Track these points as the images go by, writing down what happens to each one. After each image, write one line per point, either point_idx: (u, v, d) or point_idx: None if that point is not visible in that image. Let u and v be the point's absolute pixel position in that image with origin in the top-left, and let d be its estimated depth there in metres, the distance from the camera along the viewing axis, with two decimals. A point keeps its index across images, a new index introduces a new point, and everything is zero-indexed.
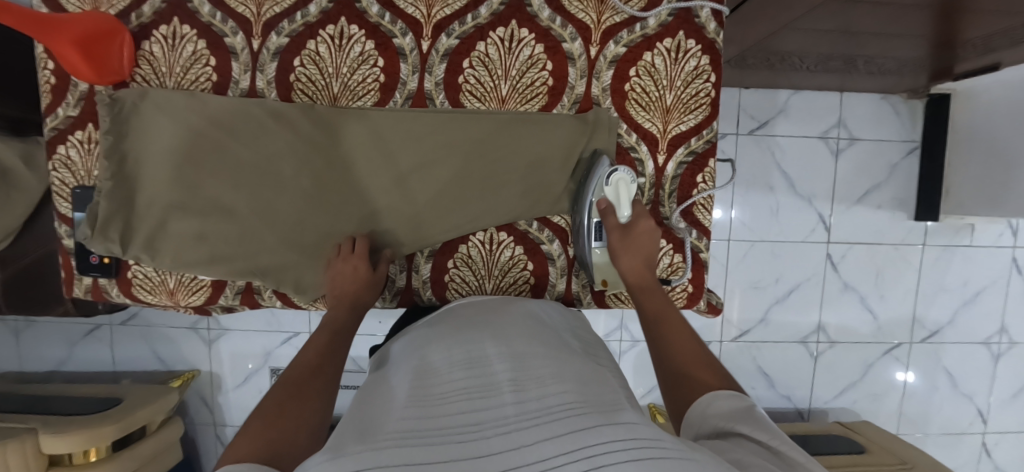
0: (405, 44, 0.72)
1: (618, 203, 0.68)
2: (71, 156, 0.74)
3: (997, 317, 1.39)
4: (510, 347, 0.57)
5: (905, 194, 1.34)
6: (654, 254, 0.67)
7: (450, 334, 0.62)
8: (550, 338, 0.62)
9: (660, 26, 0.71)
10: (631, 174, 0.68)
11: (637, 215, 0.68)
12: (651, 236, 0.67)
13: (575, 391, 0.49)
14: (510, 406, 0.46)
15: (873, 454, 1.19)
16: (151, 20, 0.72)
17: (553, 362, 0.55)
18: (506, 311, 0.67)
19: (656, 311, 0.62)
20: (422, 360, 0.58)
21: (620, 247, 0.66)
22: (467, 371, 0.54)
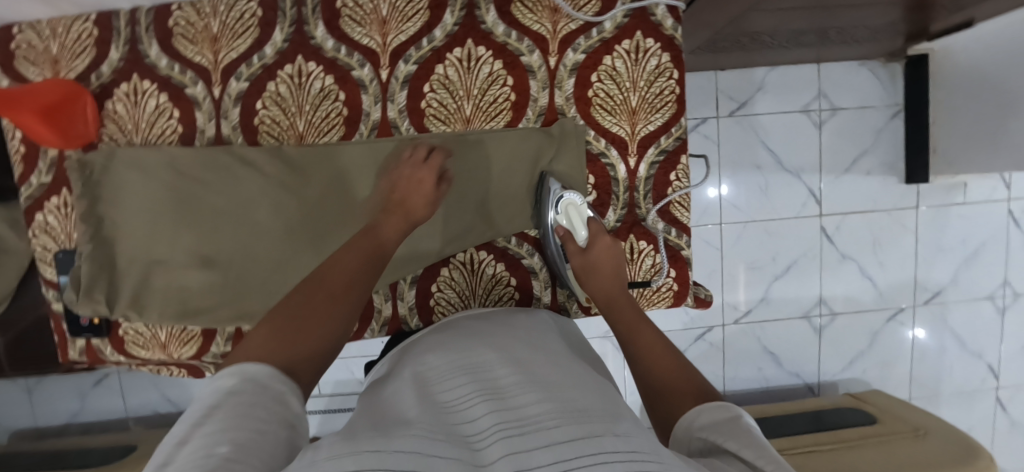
0: (364, 75, 0.71)
1: (574, 226, 0.68)
2: (50, 222, 0.75)
3: (999, 272, 1.37)
4: (515, 355, 0.57)
5: (893, 158, 1.33)
6: (621, 271, 0.68)
7: (450, 346, 0.61)
8: (558, 349, 0.61)
9: (616, 29, 0.71)
10: (579, 197, 0.69)
11: (593, 233, 0.69)
12: (613, 254, 0.68)
13: (584, 394, 0.48)
14: (514, 409, 0.44)
15: (884, 423, 1.18)
16: (112, 79, 0.73)
17: (561, 370, 0.54)
18: (518, 325, 0.66)
19: (629, 327, 0.61)
20: (425, 374, 0.56)
21: (585, 267, 0.67)
22: (469, 375, 0.53)
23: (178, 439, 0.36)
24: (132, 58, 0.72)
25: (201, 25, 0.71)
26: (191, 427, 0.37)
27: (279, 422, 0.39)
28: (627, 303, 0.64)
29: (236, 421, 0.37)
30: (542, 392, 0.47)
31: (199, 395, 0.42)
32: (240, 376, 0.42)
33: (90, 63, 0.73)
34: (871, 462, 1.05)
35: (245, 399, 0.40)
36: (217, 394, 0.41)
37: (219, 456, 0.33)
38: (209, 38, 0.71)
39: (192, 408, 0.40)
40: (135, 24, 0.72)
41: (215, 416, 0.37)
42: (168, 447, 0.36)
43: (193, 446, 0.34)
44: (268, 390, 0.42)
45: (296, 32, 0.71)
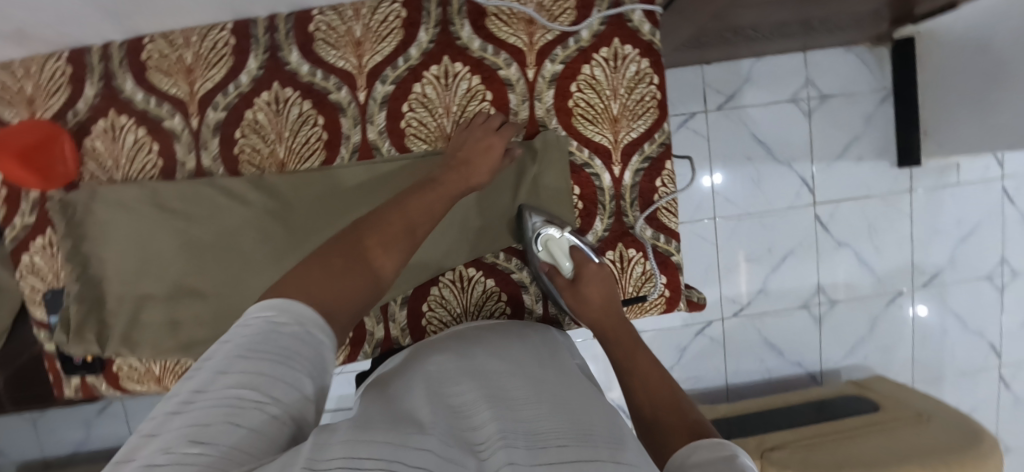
0: (342, 98, 0.71)
1: (556, 261, 0.70)
2: (36, 263, 0.75)
3: (996, 250, 1.37)
4: (526, 369, 0.57)
5: (885, 142, 1.32)
6: (613, 298, 0.68)
7: (456, 354, 0.61)
8: (571, 368, 0.61)
9: (593, 37, 0.70)
10: (558, 231, 0.69)
11: (578, 262, 0.70)
12: (603, 282, 0.68)
13: (593, 411, 0.48)
14: (521, 423, 0.44)
15: (887, 410, 1.16)
16: (88, 116, 0.72)
17: (571, 387, 0.54)
18: (529, 340, 0.66)
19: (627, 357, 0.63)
20: (439, 372, 0.56)
21: (575, 301, 0.68)
22: (478, 382, 0.53)
23: (222, 366, 0.38)
24: (108, 93, 0.72)
25: (176, 56, 0.71)
26: (233, 357, 0.39)
27: (311, 382, 0.40)
28: (622, 330, 0.66)
29: (272, 372, 0.38)
30: (554, 408, 0.48)
31: (248, 317, 0.43)
32: (288, 315, 0.43)
33: (66, 101, 0.72)
34: (877, 451, 1.03)
35: (286, 345, 0.40)
36: (265, 327, 0.42)
37: (244, 413, 0.34)
38: (183, 69, 0.71)
39: (240, 332, 0.42)
40: (108, 59, 0.71)
41: (256, 355, 0.38)
42: (212, 368, 0.38)
43: (228, 385, 0.36)
44: (310, 341, 0.43)
45: (270, 58, 0.71)
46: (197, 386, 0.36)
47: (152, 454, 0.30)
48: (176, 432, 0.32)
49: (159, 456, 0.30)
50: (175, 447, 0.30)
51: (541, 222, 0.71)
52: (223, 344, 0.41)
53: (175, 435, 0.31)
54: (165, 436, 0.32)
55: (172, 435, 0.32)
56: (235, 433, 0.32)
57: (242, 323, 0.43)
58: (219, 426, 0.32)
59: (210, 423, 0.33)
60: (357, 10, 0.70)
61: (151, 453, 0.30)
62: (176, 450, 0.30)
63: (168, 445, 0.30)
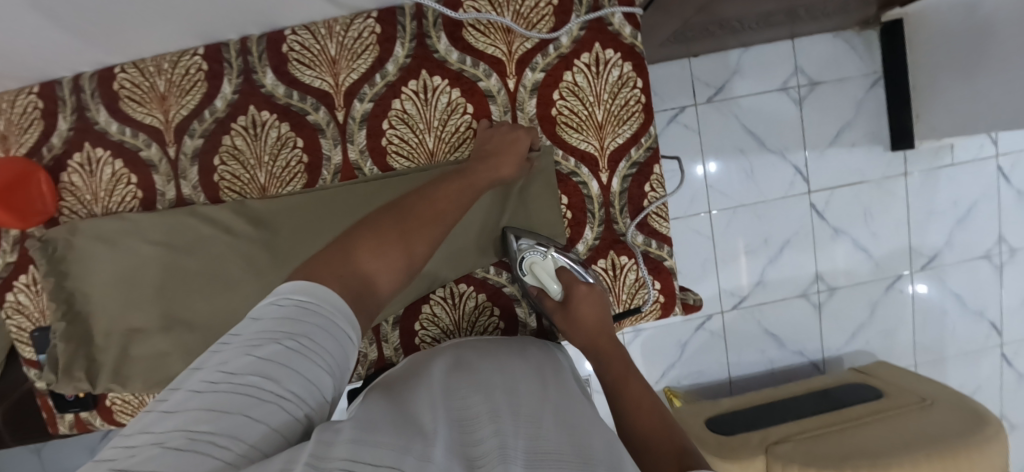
0: (320, 119, 0.70)
1: (543, 284, 0.69)
2: (21, 301, 0.73)
3: (993, 229, 1.36)
4: (532, 384, 0.57)
5: (877, 126, 1.31)
6: (606, 321, 0.68)
7: (462, 364, 0.61)
8: (570, 387, 0.60)
9: (573, 43, 0.69)
10: (542, 254, 0.69)
11: (567, 284, 0.68)
12: (594, 304, 0.67)
13: (595, 432, 0.48)
14: (521, 440, 0.43)
15: (891, 396, 1.15)
16: (63, 151, 0.71)
17: (574, 406, 0.54)
18: (531, 355, 0.66)
19: (620, 382, 0.63)
20: (448, 379, 0.56)
21: (567, 323, 0.68)
22: (484, 393, 0.52)
23: (250, 348, 0.39)
24: (82, 126, 0.70)
25: (148, 85, 0.69)
26: (261, 340, 0.39)
27: (329, 378, 0.41)
28: (616, 353, 0.66)
29: (294, 366, 0.38)
30: (558, 425, 0.47)
31: (279, 296, 0.44)
32: (317, 302, 0.43)
33: (40, 136, 0.71)
34: (881, 440, 1.02)
35: (311, 336, 0.41)
36: (296, 311, 0.42)
37: (260, 406, 0.35)
38: (157, 97, 0.70)
39: (270, 312, 0.42)
40: (79, 92, 0.70)
41: (282, 346, 0.39)
42: (241, 349, 0.39)
43: (252, 371, 0.37)
44: (335, 333, 0.43)
45: (245, 81, 0.69)
46: (222, 366, 0.38)
47: (172, 433, 0.32)
48: (196, 416, 0.33)
49: (176, 441, 0.31)
50: (193, 434, 0.32)
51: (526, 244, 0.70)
52: (254, 321, 0.42)
53: (194, 418, 0.33)
54: (186, 416, 0.33)
55: (193, 417, 0.33)
56: (248, 428, 0.34)
57: (274, 300, 0.44)
58: (237, 418, 0.34)
59: (228, 413, 0.34)
60: (330, 28, 0.68)
61: (170, 431, 0.32)
62: (193, 438, 0.31)
63: (187, 428, 0.32)
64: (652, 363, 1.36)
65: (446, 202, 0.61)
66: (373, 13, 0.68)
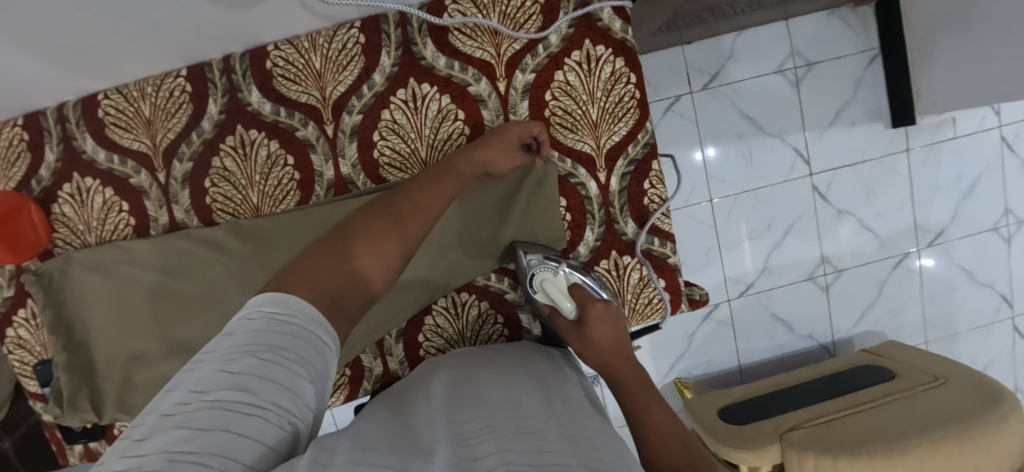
0: (309, 134, 0.68)
1: (555, 302, 0.67)
2: (22, 335, 0.73)
3: (999, 200, 1.34)
4: (533, 396, 0.56)
5: (877, 104, 1.29)
6: (623, 341, 0.65)
7: (461, 379, 0.59)
8: (575, 399, 0.59)
9: (563, 42, 0.67)
10: (552, 270, 0.67)
11: (581, 301, 0.66)
12: (610, 325, 0.65)
13: (601, 444, 0.47)
14: (525, 454, 0.42)
15: (903, 376, 1.14)
16: (52, 182, 0.70)
17: (580, 418, 0.53)
18: (534, 367, 0.64)
19: (639, 407, 0.59)
20: (452, 396, 0.55)
21: (581, 344, 0.65)
22: (485, 408, 0.51)
23: (224, 364, 0.38)
24: (69, 156, 0.69)
25: (133, 110, 0.68)
26: (235, 354, 0.38)
27: (312, 387, 0.40)
28: (632, 377, 0.62)
29: (272, 376, 0.37)
30: (563, 438, 0.46)
31: (250, 310, 0.43)
32: (289, 310, 0.42)
33: (29, 168, 0.70)
34: (896, 422, 1.01)
35: (288, 346, 0.40)
36: (268, 321, 0.41)
37: (241, 420, 0.34)
38: (143, 122, 0.68)
39: (241, 326, 0.41)
40: (64, 121, 0.69)
41: (263, 358, 0.38)
42: (214, 366, 0.38)
43: (228, 387, 0.36)
44: (312, 340, 0.42)
45: (230, 100, 0.68)
46: (197, 384, 0.37)
47: (150, 457, 0.30)
48: (173, 437, 0.32)
49: (156, 463, 0.30)
50: (172, 455, 0.30)
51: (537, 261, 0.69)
52: (224, 337, 0.41)
53: (173, 439, 0.31)
54: (162, 439, 0.32)
55: (170, 438, 0.32)
56: (231, 443, 0.32)
57: (245, 315, 0.42)
58: (217, 435, 0.32)
59: (208, 430, 0.32)
60: (313, 41, 0.67)
61: (148, 456, 0.30)
62: (172, 459, 0.30)
63: (166, 450, 0.30)
64: (661, 356, 1.36)
65: (433, 195, 0.59)
66: (356, 23, 0.66)
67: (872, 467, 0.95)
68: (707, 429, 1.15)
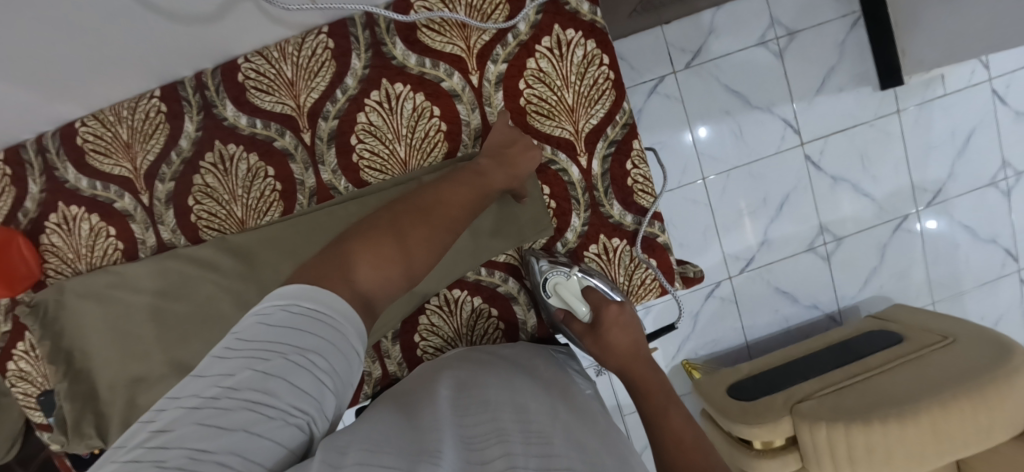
0: (287, 143, 0.68)
1: (570, 305, 0.68)
2: (24, 368, 0.73)
3: (996, 154, 1.32)
4: (536, 399, 0.56)
5: (863, 67, 1.27)
6: (640, 345, 0.66)
7: (467, 383, 0.59)
8: (581, 403, 0.60)
9: (531, 29, 0.67)
10: (566, 273, 0.67)
11: (595, 304, 0.68)
12: (626, 328, 0.66)
13: (602, 451, 0.48)
14: (532, 459, 0.42)
15: (911, 338, 1.13)
16: (38, 213, 0.70)
17: (580, 421, 0.53)
18: (539, 372, 0.65)
19: (656, 413, 0.59)
20: (459, 400, 0.55)
21: (599, 348, 0.66)
22: (493, 412, 0.51)
23: (255, 364, 0.42)
24: (52, 186, 0.70)
25: (111, 134, 0.68)
26: (267, 354, 0.43)
27: (333, 391, 0.44)
28: (651, 381, 0.63)
29: (298, 381, 0.42)
30: (563, 442, 0.46)
31: (285, 303, 0.46)
32: (325, 310, 0.46)
33: (14, 202, 0.70)
34: (907, 386, 1.00)
35: (319, 351, 0.43)
36: (304, 320, 0.45)
37: (265, 422, 0.39)
38: (122, 145, 0.69)
39: (277, 319, 0.45)
40: (44, 152, 0.69)
41: (292, 361, 0.42)
42: (245, 364, 0.42)
43: (255, 388, 0.40)
44: (342, 344, 0.46)
45: (206, 117, 0.68)
46: (225, 380, 0.41)
47: (171, 452, 0.36)
48: (195, 432, 0.37)
49: (177, 460, 0.35)
50: (193, 453, 0.35)
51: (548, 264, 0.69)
52: (259, 328, 0.44)
53: (194, 435, 0.37)
54: (185, 432, 0.37)
55: (192, 434, 0.37)
56: (253, 445, 0.37)
57: (280, 307, 0.46)
58: (239, 436, 0.37)
59: (230, 430, 0.38)
60: (282, 50, 0.67)
61: (170, 451, 0.36)
62: (194, 458, 0.35)
63: (188, 447, 0.36)
64: (667, 339, 1.35)
65: (448, 206, 0.61)
66: (324, 29, 0.67)
67: (885, 432, 0.93)
68: (719, 408, 1.14)
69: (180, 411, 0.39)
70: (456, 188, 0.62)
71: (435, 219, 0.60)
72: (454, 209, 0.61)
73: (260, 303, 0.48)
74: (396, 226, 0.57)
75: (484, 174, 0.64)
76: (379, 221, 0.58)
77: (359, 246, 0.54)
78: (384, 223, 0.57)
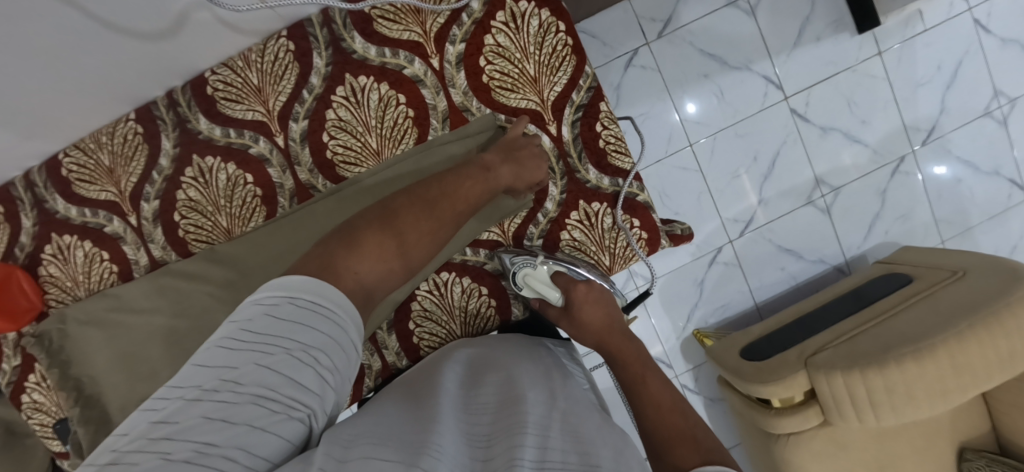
0: (262, 149, 0.70)
1: (543, 294, 0.69)
2: (38, 399, 0.75)
3: (987, 83, 1.29)
4: (537, 386, 0.56)
5: (839, 13, 1.25)
6: (614, 318, 0.70)
7: (477, 375, 0.59)
8: (577, 393, 0.59)
9: (484, 6, 0.68)
10: (532, 262, 0.69)
11: (565, 287, 0.71)
12: (597, 303, 0.70)
13: (605, 441, 0.46)
14: (530, 450, 0.41)
15: (922, 277, 1.10)
16: (35, 246, 0.73)
17: (582, 413, 0.52)
18: (542, 360, 0.66)
19: (634, 380, 0.64)
20: (471, 394, 0.54)
21: (574, 328, 0.71)
22: (497, 406, 0.50)
23: (258, 358, 0.42)
24: (45, 219, 0.72)
25: (94, 162, 0.71)
26: (271, 348, 0.42)
27: (334, 387, 0.45)
28: (627, 350, 0.68)
29: (301, 377, 0.42)
30: (562, 433, 0.45)
31: (290, 296, 0.46)
32: (330, 306, 0.47)
33: (9, 238, 0.73)
34: (923, 324, 0.96)
35: (322, 347, 0.44)
36: (309, 315, 0.45)
37: (269, 417, 0.39)
38: (105, 171, 0.71)
39: (283, 311, 0.45)
40: (33, 187, 0.72)
41: (296, 356, 0.42)
42: (249, 358, 0.42)
43: (260, 382, 0.40)
44: (343, 341, 0.46)
45: (182, 133, 0.70)
46: (228, 373, 0.41)
47: (177, 445, 0.36)
48: (200, 425, 0.37)
49: (184, 453, 0.36)
50: (199, 446, 0.36)
51: (512, 258, 0.71)
52: (265, 319, 0.44)
53: (200, 428, 0.37)
54: (191, 424, 0.37)
55: (198, 427, 0.37)
56: (257, 439, 0.37)
57: (284, 299, 0.46)
58: (244, 430, 0.37)
59: (233, 423, 0.37)
60: (246, 59, 0.68)
61: (177, 443, 0.36)
62: (201, 451, 0.36)
63: (194, 441, 0.36)
64: (675, 308, 1.34)
65: (447, 199, 0.61)
66: (283, 32, 0.68)
67: (903, 373, 0.90)
68: (734, 372, 1.12)
69: (180, 403, 0.39)
70: (463, 182, 0.62)
71: (440, 212, 0.61)
72: (459, 204, 0.62)
73: (259, 292, 0.47)
74: (395, 223, 0.58)
75: (490, 169, 0.64)
76: (375, 213, 0.59)
77: (362, 235, 0.55)
78: (382, 216, 0.58)
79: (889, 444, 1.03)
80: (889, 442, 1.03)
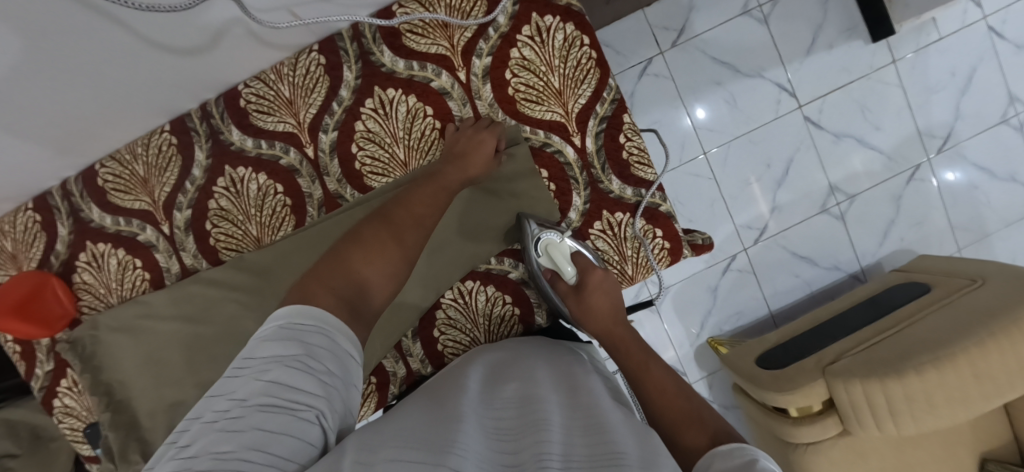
0: (292, 160, 0.71)
1: (557, 266, 0.70)
2: (69, 403, 0.76)
3: (1001, 89, 1.29)
4: (550, 391, 0.54)
5: (851, 21, 1.26)
6: (620, 308, 0.70)
7: (496, 377, 0.59)
8: (591, 388, 0.59)
9: (510, 20, 0.69)
10: (557, 235, 0.70)
11: (582, 267, 0.71)
12: (606, 292, 0.70)
13: (628, 434, 0.47)
14: (560, 447, 0.42)
15: (939, 285, 1.10)
16: (69, 254, 0.75)
17: (604, 407, 0.53)
18: (559, 360, 0.66)
19: (641, 371, 0.65)
20: (488, 393, 0.55)
21: (581, 310, 0.70)
22: (519, 404, 0.51)
23: (257, 375, 0.41)
24: (79, 228, 0.74)
25: (129, 172, 0.73)
26: (267, 365, 0.42)
27: (340, 390, 0.43)
28: (630, 342, 0.68)
29: (300, 382, 0.41)
30: (585, 431, 0.46)
31: (276, 323, 0.46)
32: (315, 322, 0.46)
33: (46, 246, 0.75)
34: (940, 331, 0.95)
35: (314, 356, 0.43)
36: (293, 331, 0.45)
37: (277, 419, 0.38)
38: (140, 181, 0.73)
39: (270, 336, 0.45)
40: (69, 196, 0.74)
41: (289, 365, 0.41)
42: (248, 377, 0.41)
43: (262, 393, 0.40)
44: (334, 348, 0.45)
45: (214, 144, 0.72)
46: (233, 394, 0.40)
47: (198, 459, 0.35)
48: (217, 439, 0.36)
49: (204, 463, 0.35)
50: (217, 455, 0.35)
51: (538, 228, 0.71)
52: (256, 346, 0.44)
53: (218, 441, 0.36)
54: (207, 441, 0.37)
55: (215, 440, 0.36)
56: (269, 439, 0.36)
57: (271, 327, 0.46)
58: (256, 434, 0.37)
59: (244, 430, 0.37)
60: (278, 72, 0.70)
61: (196, 458, 0.35)
62: (219, 459, 0.35)
63: (212, 450, 0.35)
64: (689, 315, 1.34)
65: (422, 205, 0.64)
66: (314, 47, 0.70)
67: (922, 380, 0.89)
68: (750, 379, 1.12)
69: (199, 426, 0.39)
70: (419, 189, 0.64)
71: (397, 220, 0.62)
72: (418, 206, 0.64)
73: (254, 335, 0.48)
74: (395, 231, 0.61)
75: (437, 172, 0.66)
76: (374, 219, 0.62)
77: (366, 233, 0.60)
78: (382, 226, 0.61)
79: (908, 451, 1.03)
80: (907, 450, 1.03)
